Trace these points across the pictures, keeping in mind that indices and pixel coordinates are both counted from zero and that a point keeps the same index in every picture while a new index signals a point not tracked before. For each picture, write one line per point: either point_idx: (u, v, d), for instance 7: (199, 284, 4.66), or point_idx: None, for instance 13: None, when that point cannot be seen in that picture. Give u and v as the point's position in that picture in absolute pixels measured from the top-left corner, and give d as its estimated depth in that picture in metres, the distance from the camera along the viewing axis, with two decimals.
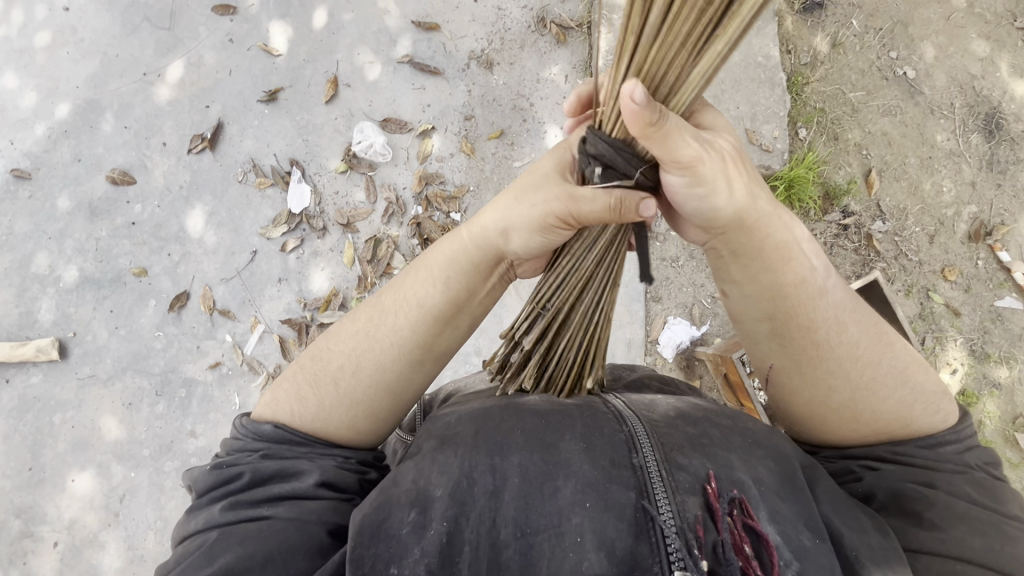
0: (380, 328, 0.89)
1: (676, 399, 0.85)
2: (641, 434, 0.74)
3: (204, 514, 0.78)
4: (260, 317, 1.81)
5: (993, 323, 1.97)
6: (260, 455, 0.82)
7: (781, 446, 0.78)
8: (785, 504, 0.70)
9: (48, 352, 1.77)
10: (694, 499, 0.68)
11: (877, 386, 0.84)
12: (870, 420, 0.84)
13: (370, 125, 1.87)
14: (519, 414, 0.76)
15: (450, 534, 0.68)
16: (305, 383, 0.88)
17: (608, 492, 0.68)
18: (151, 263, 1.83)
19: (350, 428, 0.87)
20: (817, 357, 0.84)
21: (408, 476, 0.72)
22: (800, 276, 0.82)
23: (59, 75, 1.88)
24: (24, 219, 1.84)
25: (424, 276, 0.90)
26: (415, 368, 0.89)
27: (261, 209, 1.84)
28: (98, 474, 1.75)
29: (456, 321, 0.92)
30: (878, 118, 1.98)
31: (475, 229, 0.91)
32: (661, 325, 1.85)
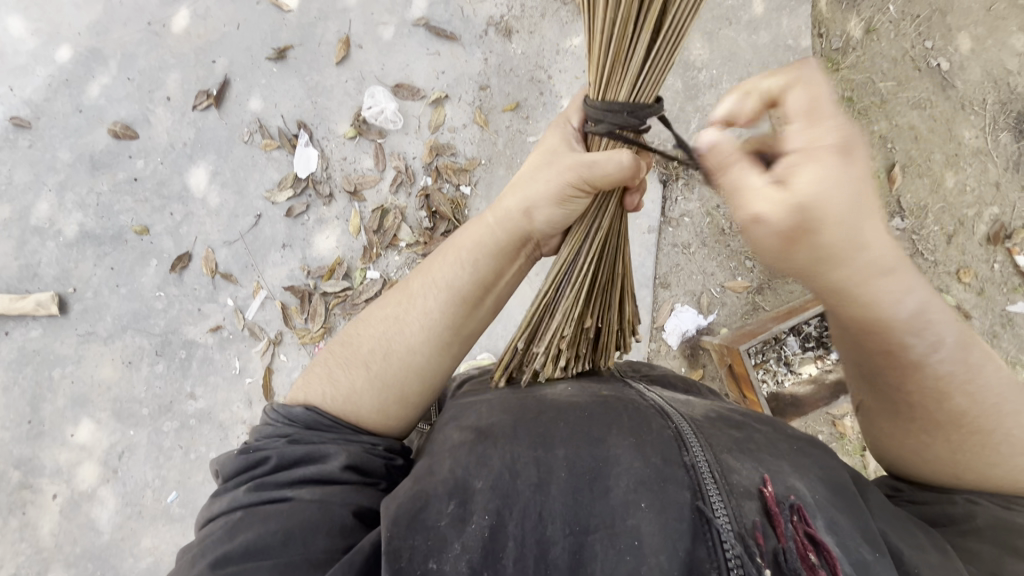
0: (411, 310, 0.90)
1: (712, 403, 0.86)
2: (688, 433, 0.73)
3: (227, 497, 0.78)
4: (262, 283, 1.78)
5: (1003, 328, 1.94)
6: (287, 441, 0.82)
7: (828, 457, 0.77)
8: (842, 515, 0.69)
9: (48, 307, 1.75)
10: (751, 504, 0.67)
11: (996, 448, 0.76)
12: (977, 480, 0.78)
13: (381, 90, 1.80)
14: (561, 411, 0.78)
15: (493, 527, 0.69)
16: (336, 365, 0.89)
17: (662, 491, 0.68)
18: (153, 221, 1.79)
19: (381, 411, 0.87)
20: (927, 419, 0.77)
21: (446, 464, 0.74)
22: (899, 346, 0.68)
23: (59, 20, 1.80)
24: (24, 169, 1.80)
25: (449, 258, 0.91)
26: (443, 351, 0.90)
27: (267, 172, 1.80)
28: (97, 430, 1.76)
29: (486, 301, 0.93)
30: (907, 110, 1.91)
31: (497, 212, 0.92)
32: (669, 312, 1.83)
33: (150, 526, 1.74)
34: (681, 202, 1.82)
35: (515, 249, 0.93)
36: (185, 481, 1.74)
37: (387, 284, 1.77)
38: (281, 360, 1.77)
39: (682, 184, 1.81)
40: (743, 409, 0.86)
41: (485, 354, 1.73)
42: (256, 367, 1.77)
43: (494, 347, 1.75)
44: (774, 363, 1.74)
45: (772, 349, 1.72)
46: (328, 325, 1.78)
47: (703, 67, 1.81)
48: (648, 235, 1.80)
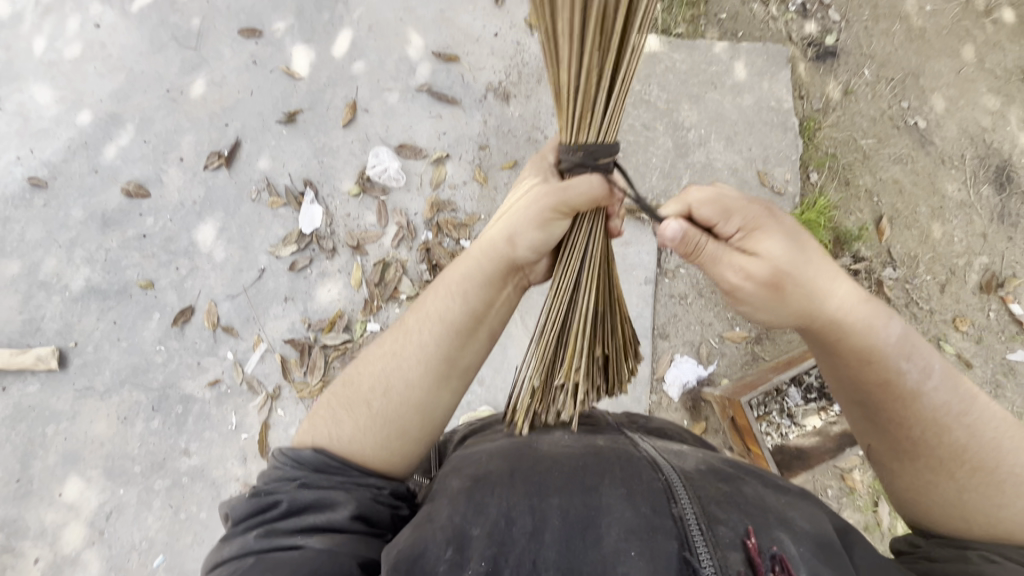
0: (406, 346, 0.89)
1: (701, 453, 0.86)
2: (677, 484, 0.73)
3: (239, 541, 0.78)
4: (263, 336, 1.79)
5: (1005, 376, 1.93)
6: (299, 485, 0.82)
7: (813, 510, 0.75)
8: (825, 567, 0.68)
9: (48, 361, 1.75)
10: (736, 554, 0.66)
11: (1000, 486, 0.81)
12: (978, 512, 0.82)
13: (385, 150, 1.89)
14: (553, 459, 0.78)
15: (489, 574, 0.68)
16: (337, 407, 0.88)
17: (652, 541, 0.68)
18: (159, 276, 1.82)
19: (384, 450, 0.86)
20: (927, 455, 0.85)
21: (444, 513, 0.72)
22: (892, 372, 0.85)
23: (83, 88, 1.91)
24: (36, 226, 1.85)
25: (442, 292, 0.92)
26: (441, 386, 0.89)
27: (273, 228, 1.85)
28: (86, 488, 1.71)
29: (481, 334, 0.92)
30: (889, 165, 1.99)
31: (487, 247, 0.94)
32: (668, 363, 1.83)
33: None
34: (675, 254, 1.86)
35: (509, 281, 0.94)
36: (174, 544, 1.68)
37: None
38: (278, 415, 1.75)
39: None
40: (734, 459, 0.86)
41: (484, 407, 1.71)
42: (252, 422, 1.74)
43: (494, 400, 1.73)
44: (777, 415, 1.72)
45: (773, 400, 1.71)
46: (327, 378, 1.77)
47: (692, 127, 1.90)
48: (645, 286, 1.83)
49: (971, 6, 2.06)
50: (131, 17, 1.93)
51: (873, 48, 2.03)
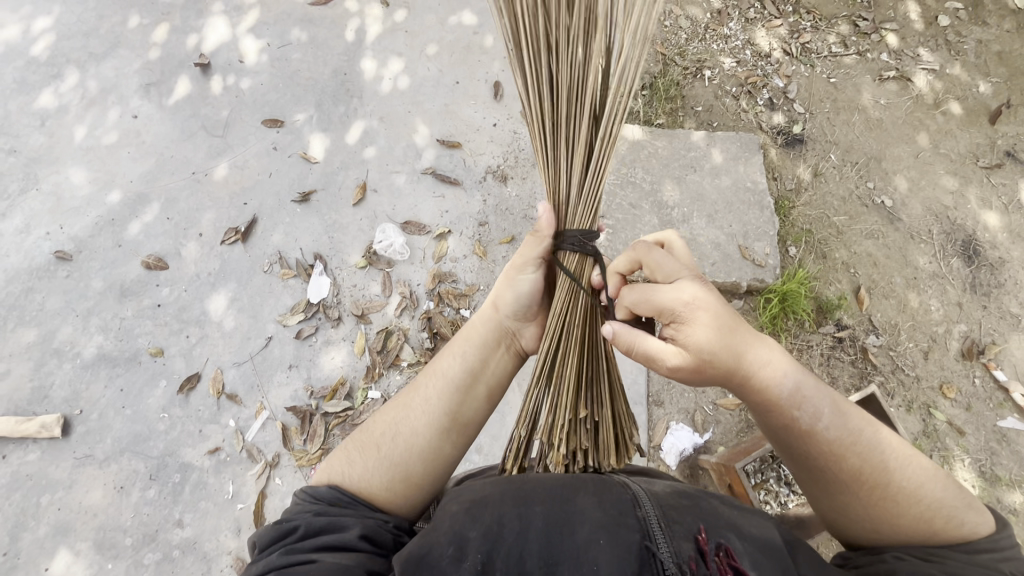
0: (416, 398, 0.98)
1: (668, 482, 0.93)
2: (642, 492, 0.81)
3: (258, 565, 0.81)
4: (266, 403, 1.83)
5: (999, 443, 1.95)
6: (315, 512, 0.86)
7: (765, 529, 0.79)
8: (767, 559, 0.75)
9: (51, 429, 1.78)
10: (687, 542, 0.74)
11: (896, 501, 0.88)
12: (884, 518, 0.89)
13: (392, 226, 2.03)
14: (532, 476, 0.85)
15: (483, 565, 0.73)
16: (350, 447, 0.95)
17: (618, 532, 0.75)
18: (169, 343, 1.89)
19: (389, 492, 0.91)
20: (834, 481, 0.91)
21: (444, 521, 0.77)
22: (789, 416, 0.91)
23: (116, 172, 2.09)
24: (57, 297, 1.94)
25: (450, 352, 1.03)
26: (445, 436, 0.96)
27: (282, 298, 1.94)
28: (73, 562, 1.67)
29: (483, 390, 1.01)
30: (862, 240, 2.13)
31: (489, 312, 1.08)
32: (664, 430, 1.85)
33: None
34: None
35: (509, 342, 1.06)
36: None
37: (387, 403, 1.82)
38: (276, 483, 1.74)
39: None
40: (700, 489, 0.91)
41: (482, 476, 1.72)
42: (249, 491, 1.74)
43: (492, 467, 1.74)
44: (774, 483, 1.73)
45: (770, 467, 1.73)
46: (326, 446, 1.78)
47: (675, 206, 2.06)
48: None
49: (921, 101, 2.29)
50: (166, 110, 2.15)
51: (836, 136, 2.25)
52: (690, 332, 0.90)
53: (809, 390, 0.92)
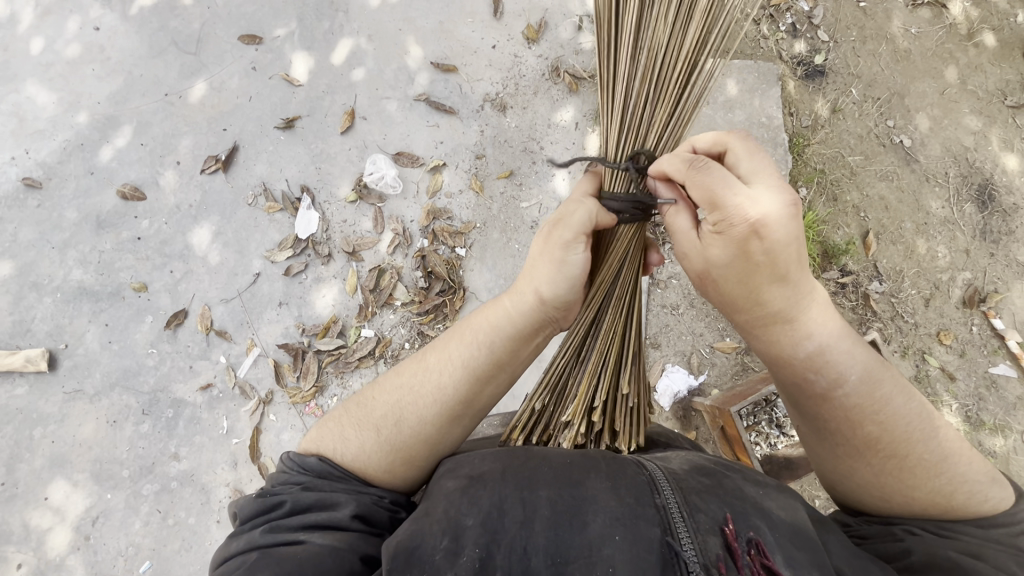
0: (424, 381, 0.90)
1: (688, 454, 0.90)
2: (660, 478, 0.78)
3: (244, 539, 0.79)
4: (256, 340, 1.79)
5: (988, 390, 1.98)
6: (304, 486, 0.84)
7: (794, 511, 0.76)
8: (800, 551, 0.71)
9: (37, 363, 1.74)
10: (715, 539, 0.71)
11: (912, 472, 0.84)
12: (896, 493, 0.85)
13: (382, 158, 1.91)
14: (545, 454, 0.82)
15: (483, 560, 0.70)
16: (347, 423, 0.90)
17: (636, 527, 0.71)
18: (152, 279, 1.82)
19: (390, 472, 0.88)
20: (848, 444, 0.86)
21: (439, 506, 0.74)
22: (809, 375, 0.84)
23: (81, 90, 1.92)
24: (30, 227, 1.84)
25: (465, 336, 0.91)
26: (453, 424, 0.90)
27: (268, 233, 1.85)
28: (72, 492, 1.69)
29: (500, 377, 0.92)
30: (876, 182, 2.04)
31: (515, 294, 0.91)
32: (659, 372, 1.85)
33: None
34: (667, 264, 1.88)
35: (532, 333, 0.92)
36: (161, 549, 1.66)
37: (381, 342, 1.79)
38: (270, 419, 1.74)
39: (669, 248, 1.88)
40: (717, 459, 0.89)
41: None
42: (243, 427, 1.74)
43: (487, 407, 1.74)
44: (766, 425, 1.74)
45: (762, 410, 1.74)
46: (320, 383, 1.77)
47: None
48: None
49: (955, 30, 2.12)
50: (131, 21, 1.94)
51: (860, 68, 2.09)
52: (708, 246, 0.83)
53: (841, 353, 0.83)
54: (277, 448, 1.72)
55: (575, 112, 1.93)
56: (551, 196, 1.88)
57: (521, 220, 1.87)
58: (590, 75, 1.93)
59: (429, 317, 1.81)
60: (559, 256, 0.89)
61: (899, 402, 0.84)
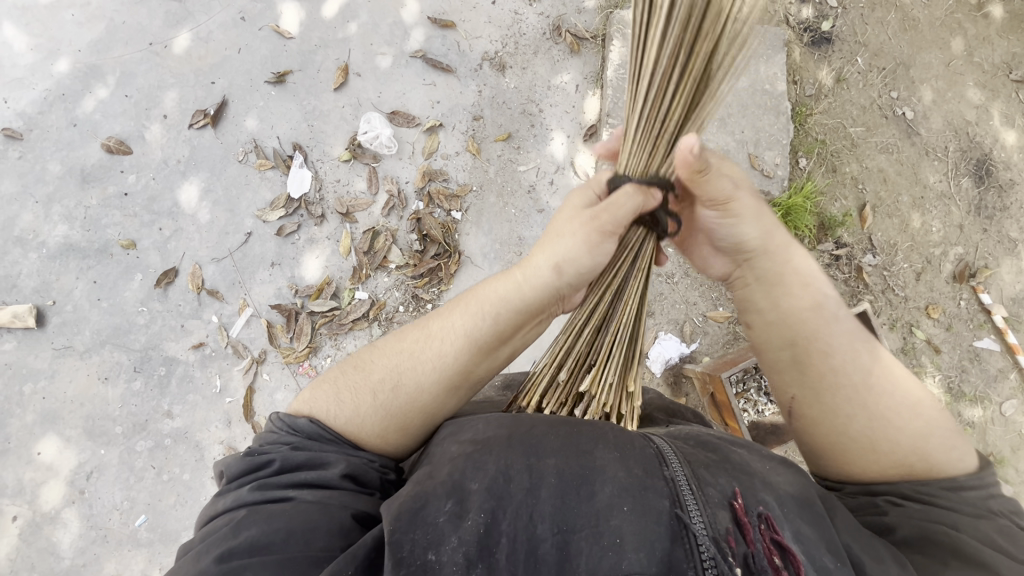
0: (425, 348, 0.89)
1: (691, 426, 0.92)
2: (668, 450, 0.79)
3: (232, 496, 0.79)
4: (249, 300, 1.77)
5: (971, 362, 2.01)
6: (292, 446, 0.83)
7: (806, 486, 0.78)
8: (807, 525, 0.74)
9: (25, 319, 1.71)
10: (723, 513, 0.73)
11: (897, 417, 0.86)
12: (887, 446, 0.85)
13: (377, 116, 1.85)
14: (552, 422, 0.83)
15: (487, 524, 0.72)
16: (343, 387, 0.89)
17: (645, 498, 0.73)
18: (141, 236, 1.78)
19: (382, 439, 0.87)
20: (839, 391, 0.89)
21: (443, 471, 0.77)
22: (801, 322, 0.93)
23: (61, 37, 1.83)
24: (12, 180, 1.78)
25: (470, 307, 0.91)
26: (450, 393, 0.90)
27: (260, 191, 1.81)
28: (64, 447, 1.68)
29: (499, 352, 0.93)
30: (875, 154, 2.03)
31: (532, 268, 0.90)
32: (652, 339, 1.86)
33: (113, 552, 1.64)
34: None
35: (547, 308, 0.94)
36: (155, 504, 1.66)
37: (375, 305, 1.78)
38: (264, 379, 1.74)
39: None
40: (719, 433, 0.90)
41: None
42: (236, 386, 1.73)
43: None
44: (755, 392, 1.78)
45: (751, 378, 1.77)
46: (313, 344, 1.76)
47: None
48: None
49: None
50: None
51: (868, 36, 2.04)
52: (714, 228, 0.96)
53: (812, 314, 0.93)
54: (271, 408, 1.72)
55: (575, 74, 1.88)
56: (549, 161, 1.85)
57: (518, 184, 1.84)
58: (592, 35, 1.88)
59: (424, 281, 1.79)
60: (593, 239, 0.90)
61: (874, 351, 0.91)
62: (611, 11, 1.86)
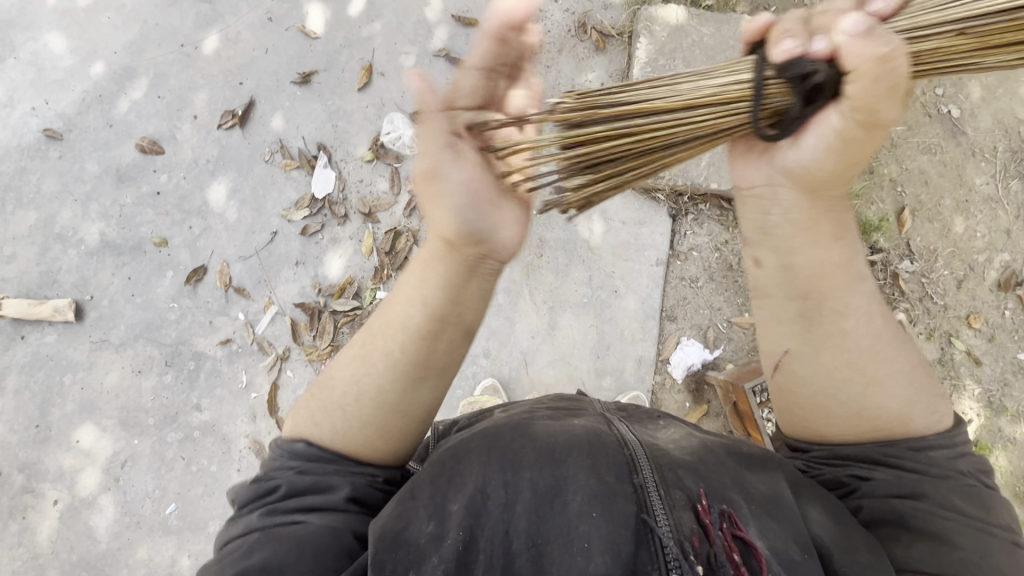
0: (374, 349, 0.85)
1: (672, 434, 0.95)
2: (640, 458, 0.82)
3: (242, 522, 0.81)
4: (274, 298, 1.81)
5: (1014, 375, 1.90)
6: (294, 470, 0.83)
7: (777, 487, 0.83)
8: (772, 520, 0.79)
9: (64, 313, 1.78)
10: (687, 515, 0.76)
11: (885, 385, 0.87)
12: (874, 406, 0.87)
13: (400, 117, 1.86)
14: (527, 433, 0.84)
15: (466, 542, 0.75)
16: (313, 408, 0.86)
17: (613, 505, 0.75)
18: (173, 234, 1.83)
19: (368, 449, 0.85)
20: (842, 345, 0.87)
21: (424, 490, 0.79)
22: (828, 282, 0.86)
23: (98, 39, 1.88)
24: (53, 179, 1.85)
25: (400, 296, 0.86)
26: (414, 386, 0.85)
27: (285, 191, 1.84)
28: (101, 436, 1.76)
29: (449, 334, 0.85)
30: (917, 155, 1.93)
31: (456, 251, 0.84)
32: (674, 345, 1.82)
33: (146, 537, 1.70)
34: (689, 236, 1.85)
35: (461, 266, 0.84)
36: (185, 494, 1.72)
37: None
38: (287, 376, 1.77)
39: (690, 219, 1.85)
40: (704, 439, 0.94)
41: (489, 379, 1.76)
42: (262, 382, 1.77)
43: (501, 371, 1.79)
44: None
45: None
46: (335, 343, 1.79)
47: None
48: (655, 267, 1.83)
49: None
50: None
51: None
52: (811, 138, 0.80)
53: (833, 271, 0.86)
54: (294, 404, 1.76)
55: (601, 72, 1.84)
56: None
57: None
58: (618, 32, 1.84)
59: None
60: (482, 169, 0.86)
61: (882, 309, 0.89)
62: (639, 8, 1.82)
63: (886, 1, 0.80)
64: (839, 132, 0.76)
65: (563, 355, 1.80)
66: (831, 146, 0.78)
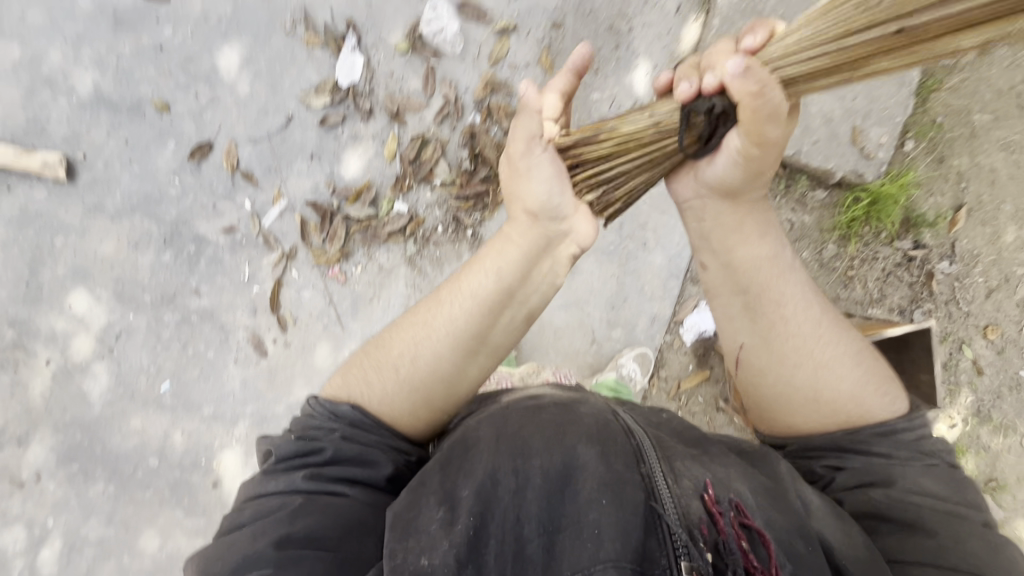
0: (437, 317, 0.91)
1: (682, 427, 0.99)
2: (647, 449, 0.83)
3: (284, 480, 0.82)
4: (284, 191, 1.68)
5: (1012, 391, 1.89)
6: (342, 435, 0.86)
7: (777, 474, 0.89)
8: (777, 513, 0.82)
9: (55, 170, 1.63)
10: (695, 504, 0.78)
11: (830, 367, 0.99)
12: (824, 389, 0.99)
13: (445, 5, 1.62)
14: (536, 422, 0.86)
15: (476, 527, 0.78)
16: (369, 367, 0.92)
17: (621, 491, 0.77)
18: (175, 100, 1.65)
19: (411, 415, 0.91)
20: (774, 332, 1.00)
21: (434, 479, 0.82)
22: (771, 282, 1.00)
23: None
24: (39, 9, 1.61)
25: (475, 269, 0.93)
26: (469, 358, 0.92)
27: (305, 71, 1.64)
28: (94, 306, 1.70)
29: (511, 312, 0.94)
30: (994, 150, 1.74)
31: (513, 222, 0.95)
32: (690, 307, 1.77)
33: (140, 408, 1.71)
34: None
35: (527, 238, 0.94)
36: (181, 374, 1.71)
37: (413, 220, 1.68)
38: (292, 275, 1.70)
39: None
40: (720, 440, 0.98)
41: None
42: (265, 277, 1.70)
43: None
44: None
45: None
46: (345, 250, 1.70)
47: None
48: None
49: None
50: None
51: None
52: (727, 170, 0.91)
53: (767, 265, 1.00)
54: (297, 305, 1.71)
55: None
56: (629, 91, 1.64)
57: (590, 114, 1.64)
58: None
59: (468, 204, 1.68)
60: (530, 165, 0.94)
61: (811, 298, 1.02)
62: None
63: (755, 36, 0.86)
64: (740, 151, 0.87)
65: (578, 300, 1.75)
66: (738, 162, 0.89)
